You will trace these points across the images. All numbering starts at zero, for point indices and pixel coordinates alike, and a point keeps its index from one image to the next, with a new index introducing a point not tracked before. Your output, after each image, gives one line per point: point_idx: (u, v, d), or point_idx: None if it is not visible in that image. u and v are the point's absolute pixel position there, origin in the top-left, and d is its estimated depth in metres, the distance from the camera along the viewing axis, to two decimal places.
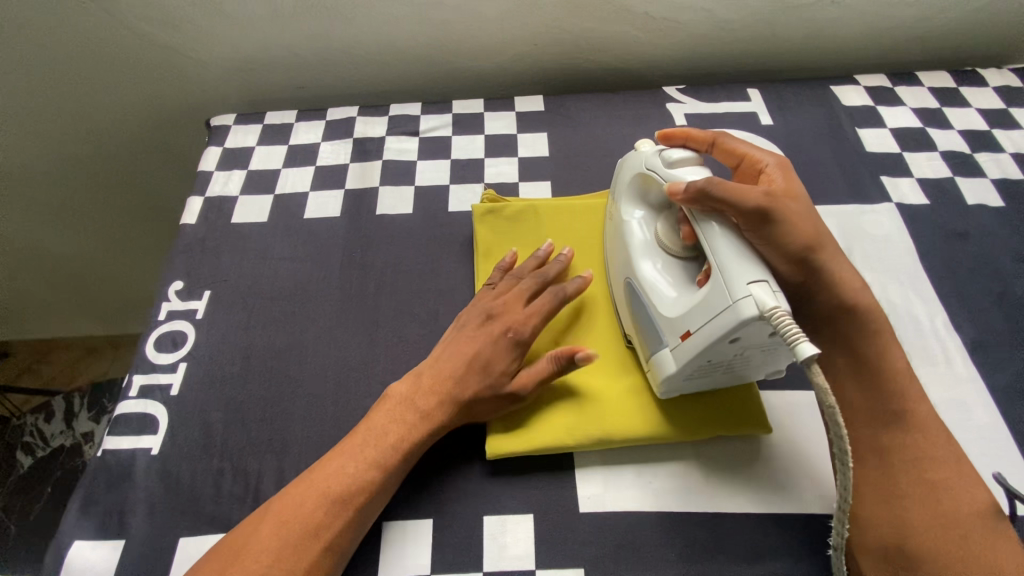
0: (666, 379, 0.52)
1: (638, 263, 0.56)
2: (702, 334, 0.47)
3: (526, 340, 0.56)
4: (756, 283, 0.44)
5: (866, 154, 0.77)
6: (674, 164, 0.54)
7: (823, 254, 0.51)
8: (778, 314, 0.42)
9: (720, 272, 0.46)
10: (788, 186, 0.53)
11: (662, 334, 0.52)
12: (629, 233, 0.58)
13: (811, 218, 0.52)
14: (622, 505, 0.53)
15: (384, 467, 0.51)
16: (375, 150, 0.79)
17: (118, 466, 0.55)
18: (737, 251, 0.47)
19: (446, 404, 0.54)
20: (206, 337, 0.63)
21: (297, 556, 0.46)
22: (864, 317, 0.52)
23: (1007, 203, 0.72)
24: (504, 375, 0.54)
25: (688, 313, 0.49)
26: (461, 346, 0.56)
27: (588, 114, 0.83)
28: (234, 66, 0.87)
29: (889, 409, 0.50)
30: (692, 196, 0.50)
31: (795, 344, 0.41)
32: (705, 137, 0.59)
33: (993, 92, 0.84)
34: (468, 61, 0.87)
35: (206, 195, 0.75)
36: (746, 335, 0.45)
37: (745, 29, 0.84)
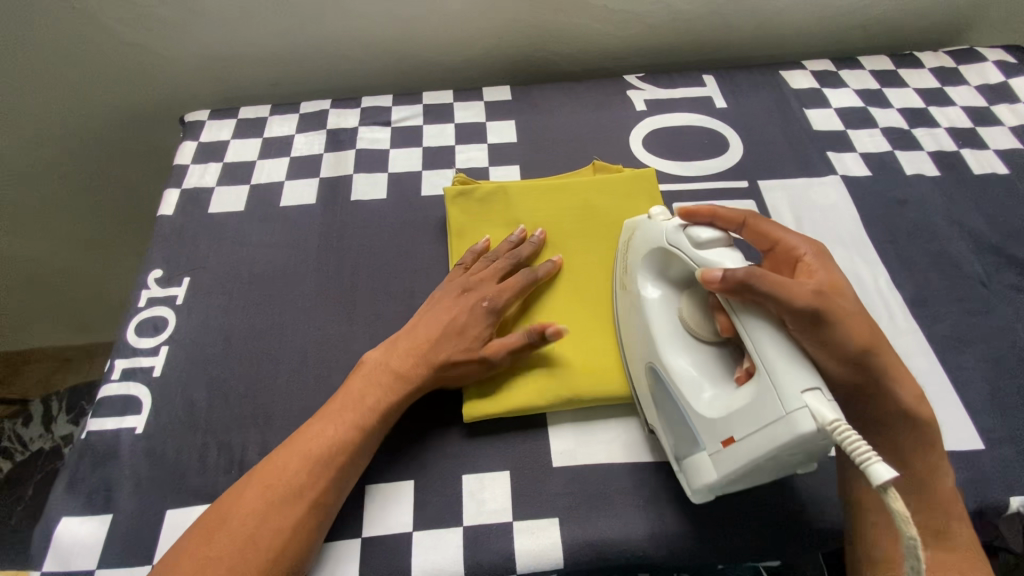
0: (701, 488, 0.48)
1: (668, 352, 0.52)
2: (750, 444, 0.44)
3: (500, 309, 0.59)
4: (810, 392, 0.42)
5: (813, 132, 0.82)
6: (703, 244, 0.52)
7: (877, 356, 0.50)
8: (841, 427, 0.40)
9: (770, 378, 0.44)
10: (834, 280, 0.52)
11: (698, 437, 0.49)
12: (650, 314, 0.55)
13: (862, 317, 0.50)
14: (594, 459, 0.56)
15: (363, 426, 0.53)
16: (348, 140, 0.81)
17: (103, 446, 0.57)
18: (789, 353, 0.44)
19: (421, 366, 0.57)
20: (187, 321, 0.65)
21: (285, 514, 0.48)
22: (916, 427, 0.52)
23: (941, 171, 0.77)
24: (476, 340, 0.57)
25: (730, 418, 0.46)
26: (439, 315, 0.59)
27: (554, 102, 0.86)
28: (208, 64, 0.89)
29: (937, 510, 0.50)
30: (733, 285, 0.47)
31: (868, 465, 0.38)
32: (733, 216, 0.56)
33: (928, 72, 0.90)
34: (437, 54, 0.90)
35: (183, 187, 0.77)
36: (798, 448, 0.43)
37: (699, 19, 0.89)
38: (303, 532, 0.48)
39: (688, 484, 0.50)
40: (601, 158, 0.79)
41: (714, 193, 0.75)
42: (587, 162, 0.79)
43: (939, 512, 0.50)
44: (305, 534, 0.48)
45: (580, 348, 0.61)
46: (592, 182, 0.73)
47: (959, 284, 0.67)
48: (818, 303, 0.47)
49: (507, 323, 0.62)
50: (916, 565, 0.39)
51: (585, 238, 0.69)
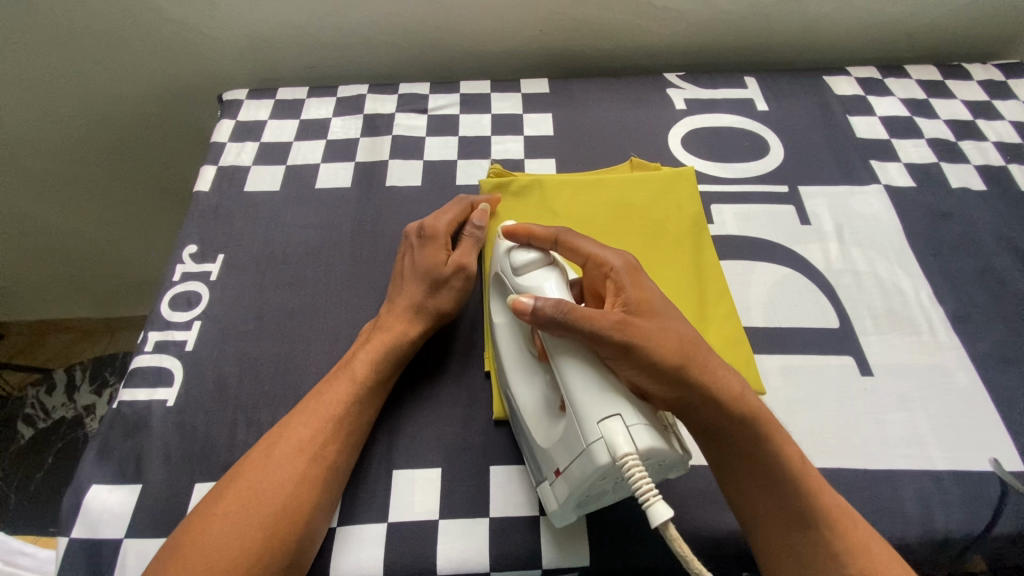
0: (555, 517, 0.49)
1: (515, 379, 0.53)
2: (569, 476, 0.45)
3: (435, 235, 0.61)
4: (607, 422, 0.43)
5: (857, 139, 0.80)
6: (519, 270, 0.52)
7: (691, 368, 0.47)
8: (629, 459, 0.40)
9: (574, 413, 0.45)
10: (640, 295, 0.50)
11: (541, 467, 0.50)
12: (500, 342, 0.56)
13: (669, 332, 0.48)
14: None
15: (359, 379, 0.55)
16: (384, 126, 0.81)
17: (134, 416, 0.57)
18: (595, 384, 0.45)
19: (402, 314, 0.59)
20: (220, 297, 0.65)
21: (285, 466, 0.49)
22: (762, 447, 0.48)
23: (988, 186, 0.75)
24: (439, 265, 0.60)
25: (555, 449, 0.47)
26: (400, 270, 0.62)
27: (591, 97, 0.85)
28: (247, 44, 0.89)
29: (791, 516, 0.47)
30: (540, 324, 0.47)
31: (647, 504, 0.39)
32: (547, 235, 0.55)
33: (977, 84, 0.88)
34: (475, 44, 0.90)
35: (219, 164, 0.77)
36: (610, 475, 0.43)
37: (743, 20, 0.88)
38: (306, 488, 0.49)
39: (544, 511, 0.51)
40: (638, 155, 0.78)
41: (753, 196, 0.74)
42: (624, 159, 0.78)
43: (802, 520, 0.47)
44: (308, 489, 0.49)
45: None
46: (630, 179, 0.72)
47: (1004, 301, 0.65)
48: (618, 330, 0.45)
49: None
50: None
51: (623, 234, 0.68)
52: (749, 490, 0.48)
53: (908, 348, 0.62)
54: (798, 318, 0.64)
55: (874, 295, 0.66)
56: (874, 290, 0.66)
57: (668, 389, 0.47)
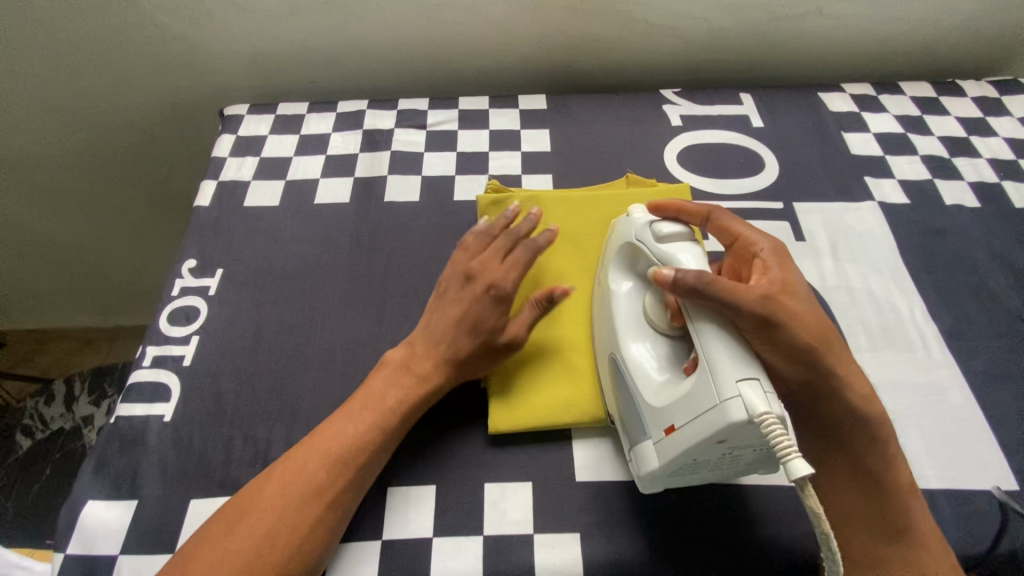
0: (648, 476, 0.49)
1: (626, 341, 0.53)
2: (687, 432, 0.45)
3: (504, 295, 0.56)
4: (745, 382, 0.42)
5: (852, 156, 0.81)
6: (664, 237, 0.53)
7: (825, 354, 0.49)
8: (768, 418, 0.41)
9: (708, 370, 0.44)
10: (786, 275, 0.51)
11: (646, 425, 0.49)
12: (615, 305, 0.56)
13: (812, 314, 0.49)
14: (616, 475, 0.55)
15: (383, 428, 0.52)
16: (383, 141, 0.82)
17: (131, 431, 0.58)
18: (731, 348, 0.45)
19: (441, 366, 0.56)
20: (218, 312, 0.66)
21: (304, 511, 0.48)
22: (869, 426, 0.51)
23: (982, 203, 0.76)
24: (495, 330, 0.56)
25: (671, 407, 0.47)
26: (449, 312, 0.57)
27: (589, 113, 0.86)
28: (249, 59, 0.90)
29: (891, 522, 0.49)
30: (683, 291, 0.47)
31: (787, 460, 0.39)
32: (699, 211, 0.57)
33: (971, 101, 0.88)
34: (475, 60, 0.91)
35: (220, 179, 0.78)
36: (734, 437, 0.43)
37: (739, 37, 0.89)
38: (317, 532, 0.48)
39: (636, 472, 0.51)
40: (635, 171, 0.79)
41: (748, 212, 0.74)
42: (621, 175, 0.79)
43: (899, 528, 0.49)
44: (320, 533, 0.48)
45: None
46: (626, 196, 0.73)
47: (998, 319, 0.66)
48: (764, 302, 0.46)
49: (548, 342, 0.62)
50: (832, 556, 0.40)
51: None
52: (853, 483, 0.51)
53: (903, 366, 0.62)
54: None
55: (869, 312, 0.66)
56: (869, 308, 0.66)
57: (793, 365, 0.49)
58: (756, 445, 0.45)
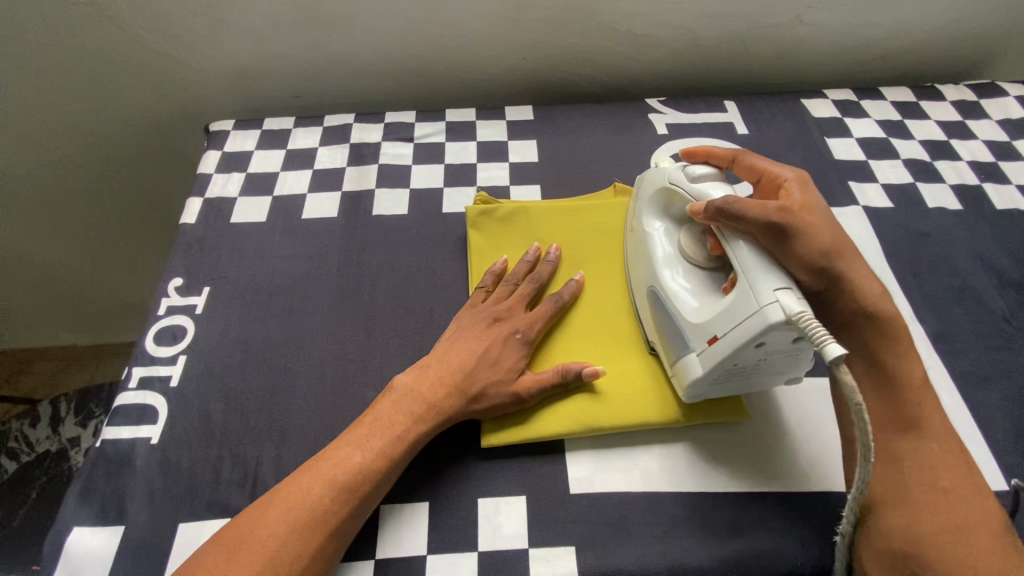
0: (694, 384, 0.53)
1: (661, 270, 0.58)
2: (730, 339, 0.49)
3: (528, 342, 0.59)
4: (782, 290, 0.46)
5: (835, 161, 0.82)
6: (696, 179, 0.57)
7: (842, 261, 0.52)
8: (805, 318, 0.44)
9: (746, 280, 0.48)
10: (806, 199, 0.55)
11: (688, 339, 0.54)
12: (653, 243, 0.60)
13: (828, 226, 0.53)
14: (611, 486, 0.55)
15: (390, 456, 0.52)
16: (370, 155, 0.82)
17: (117, 455, 0.56)
18: (763, 261, 0.49)
19: (454, 396, 0.56)
20: (205, 331, 0.65)
21: (305, 539, 0.47)
22: (890, 329, 0.52)
23: (964, 206, 0.77)
24: (513, 372, 0.57)
25: (713, 319, 0.51)
26: (471, 345, 0.58)
27: (575, 123, 0.87)
28: (234, 74, 0.90)
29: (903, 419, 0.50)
30: (714, 215, 0.52)
31: (822, 346, 0.42)
32: (727, 154, 0.60)
33: (950, 105, 0.90)
34: (461, 72, 0.91)
35: (206, 196, 0.77)
36: (771, 340, 0.47)
37: (721, 46, 0.90)
38: (320, 563, 0.47)
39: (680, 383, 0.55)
40: (622, 180, 0.80)
41: None
42: (608, 184, 0.79)
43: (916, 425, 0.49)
44: (321, 562, 0.47)
45: (612, 377, 0.60)
46: (614, 206, 0.73)
47: (982, 320, 0.66)
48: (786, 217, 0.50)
49: (539, 351, 0.62)
50: (865, 429, 0.44)
51: (608, 260, 0.69)
52: (872, 389, 0.52)
53: None
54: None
55: None
56: None
57: (815, 278, 0.51)
58: (790, 346, 0.48)
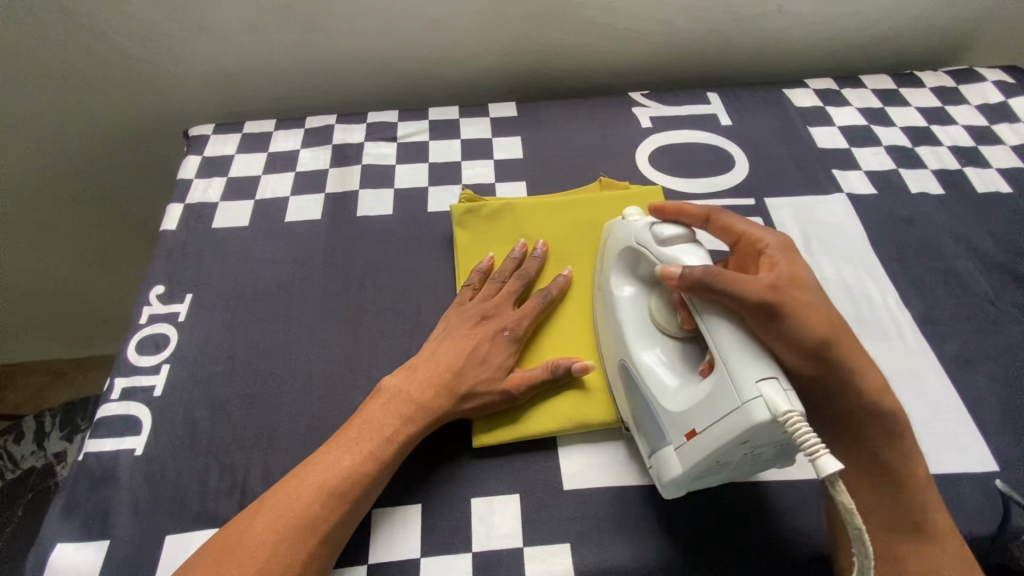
0: (670, 484, 0.49)
1: (637, 347, 0.53)
2: (709, 436, 0.44)
3: (517, 340, 0.59)
4: (765, 382, 0.42)
5: (819, 149, 0.82)
6: (665, 241, 0.53)
7: (837, 346, 0.48)
8: (793, 418, 0.40)
9: (725, 370, 0.44)
10: (795, 270, 0.51)
11: (665, 430, 0.50)
12: (620, 311, 0.56)
13: (821, 308, 0.49)
14: (603, 481, 0.54)
15: (380, 459, 0.51)
16: (353, 156, 0.81)
17: (101, 468, 0.55)
18: (746, 345, 0.45)
19: (443, 396, 0.55)
20: (189, 339, 0.64)
21: (295, 546, 0.46)
22: (885, 419, 0.50)
23: (946, 190, 0.78)
24: (501, 370, 0.57)
25: (691, 411, 0.46)
26: (459, 344, 0.58)
27: (559, 118, 0.86)
28: (213, 78, 0.89)
29: (903, 521, 0.49)
30: (688, 284, 0.48)
31: (816, 458, 0.39)
32: (699, 213, 0.57)
33: (930, 91, 0.91)
34: (442, 70, 0.90)
35: (186, 202, 0.76)
36: (756, 438, 0.43)
37: (702, 38, 0.90)
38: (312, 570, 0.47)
39: (658, 478, 0.50)
40: (607, 174, 0.79)
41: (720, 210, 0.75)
42: (594, 179, 0.79)
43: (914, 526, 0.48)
44: (314, 567, 0.47)
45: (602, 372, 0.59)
46: (599, 200, 0.73)
47: (967, 303, 0.67)
48: (773, 296, 0.46)
49: (528, 348, 0.61)
50: (865, 554, 0.40)
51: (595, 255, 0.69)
52: (867, 485, 0.50)
53: (881, 355, 0.63)
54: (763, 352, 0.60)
55: (847, 305, 0.66)
56: (846, 300, 0.67)
57: (807, 363, 0.47)
58: (779, 441, 0.44)
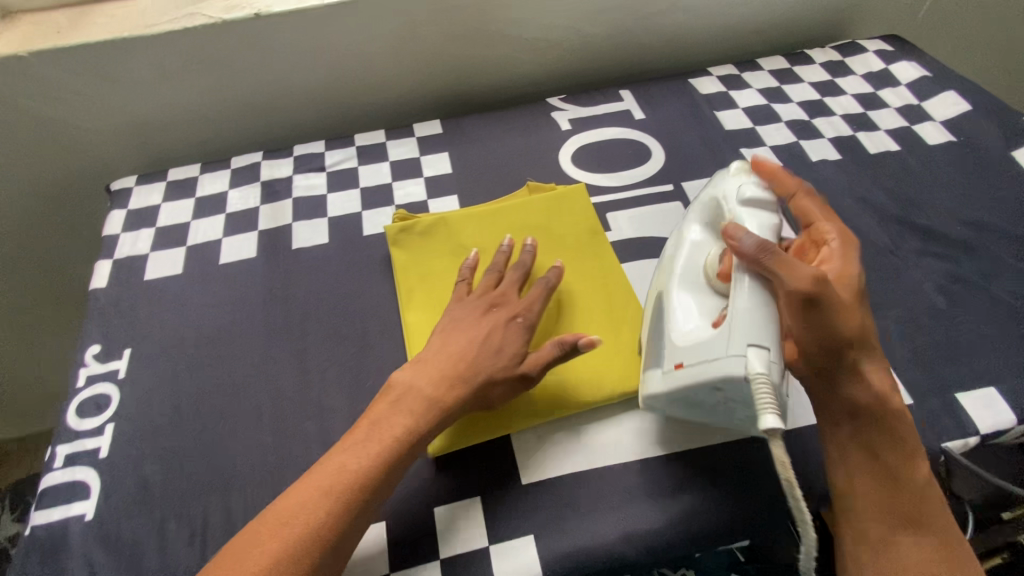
0: (648, 398, 0.55)
1: (678, 283, 0.57)
2: (693, 372, 0.50)
3: (530, 327, 0.60)
4: (753, 347, 0.48)
5: (726, 131, 0.88)
6: (748, 199, 0.56)
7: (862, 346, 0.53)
8: (761, 380, 0.46)
9: (731, 325, 0.49)
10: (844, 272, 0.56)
11: (660, 355, 0.55)
12: (680, 248, 0.60)
13: (855, 308, 0.53)
14: (558, 471, 0.57)
15: (393, 457, 0.51)
16: (283, 190, 0.81)
17: (51, 538, 0.54)
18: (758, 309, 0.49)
19: (457, 388, 0.55)
20: (132, 394, 0.63)
21: (297, 553, 0.46)
22: (901, 416, 0.53)
23: (843, 155, 0.84)
24: (516, 358, 0.57)
25: (688, 347, 0.52)
26: (468, 333, 0.58)
27: (483, 130, 0.89)
28: (130, 129, 0.87)
29: (910, 514, 0.50)
30: (746, 251, 0.51)
31: (761, 413, 0.45)
32: (790, 185, 0.62)
33: (819, 67, 0.98)
34: (364, 96, 0.92)
35: (115, 257, 0.75)
36: (730, 390, 0.49)
37: (609, 39, 0.95)
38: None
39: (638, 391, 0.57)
40: (534, 179, 0.83)
41: (642, 199, 0.79)
42: (522, 184, 0.82)
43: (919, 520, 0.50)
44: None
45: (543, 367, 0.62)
46: (528, 204, 0.76)
47: (871, 255, 0.73)
48: (816, 286, 0.50)
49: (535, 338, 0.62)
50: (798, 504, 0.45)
51: None
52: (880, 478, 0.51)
53: None
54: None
55: None
56: None
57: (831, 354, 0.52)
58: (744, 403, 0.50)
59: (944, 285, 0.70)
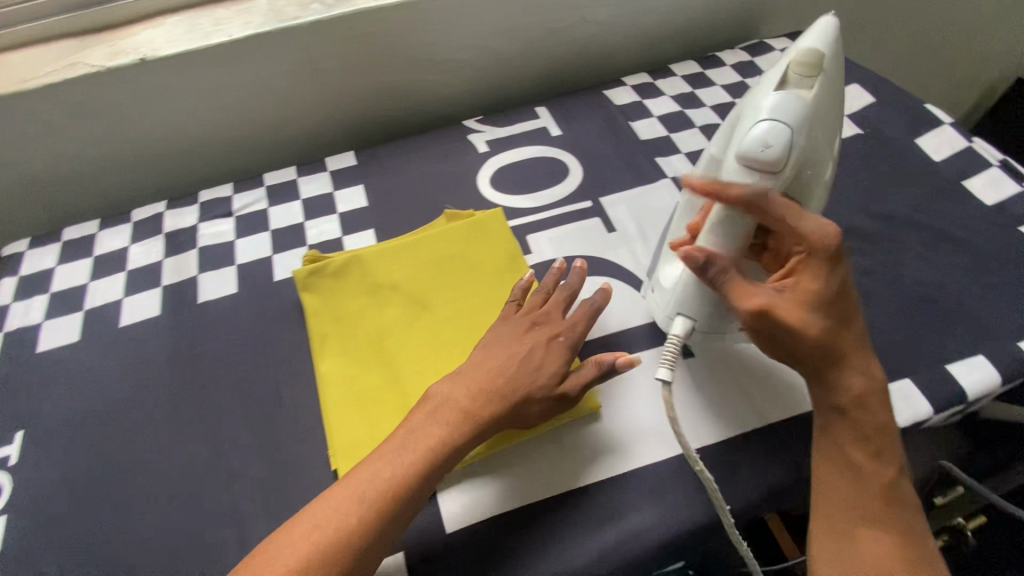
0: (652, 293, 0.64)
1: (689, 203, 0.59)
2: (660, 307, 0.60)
3: (572, 345, 0.59)
4: (681, 317, 0.55)
5: (642, 141, 0.88)
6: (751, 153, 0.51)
7: (839, 358, 0.49)
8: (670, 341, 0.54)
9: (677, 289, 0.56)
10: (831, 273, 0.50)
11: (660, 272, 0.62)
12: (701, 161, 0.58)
13: (831, 318, 0.49)
14: (484, 513, 0.54)
15: (427, 470, 0.50)
16: (188, 240, 0.77)
17: None
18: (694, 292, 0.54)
19: (495, 403, 0.54)
20: (24, 481, 0.58)
21: (320, 548, 0.46)
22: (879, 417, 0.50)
23: None
24: (553, 377, 0.56)
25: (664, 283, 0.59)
26: (509, 348, 0.57)
27: (398, 159, 0.87)
28: (20, 189, 0.82)
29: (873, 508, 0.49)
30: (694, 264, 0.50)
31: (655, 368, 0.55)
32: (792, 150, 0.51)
33: (730, 68, 1.00)
34: (273, 133, 0.89)
35: (5, 330, 0.70)
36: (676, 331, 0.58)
37: (521, 56, 0.94)
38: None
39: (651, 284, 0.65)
40: (452, 206, 0.81)
41: (561, 218, 0.78)
42: (439, 212, 0.80)
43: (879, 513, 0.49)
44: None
45: None
46: (444, 233, 0.74)
47: None
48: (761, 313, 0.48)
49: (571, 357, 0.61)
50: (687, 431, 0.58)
51: (446, 287, 0.69)
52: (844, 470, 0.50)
53: None
54: (817, 204, 0.58)
55: None
56: None
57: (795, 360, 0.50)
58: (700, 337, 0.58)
59: (857, 280, 0.71)
